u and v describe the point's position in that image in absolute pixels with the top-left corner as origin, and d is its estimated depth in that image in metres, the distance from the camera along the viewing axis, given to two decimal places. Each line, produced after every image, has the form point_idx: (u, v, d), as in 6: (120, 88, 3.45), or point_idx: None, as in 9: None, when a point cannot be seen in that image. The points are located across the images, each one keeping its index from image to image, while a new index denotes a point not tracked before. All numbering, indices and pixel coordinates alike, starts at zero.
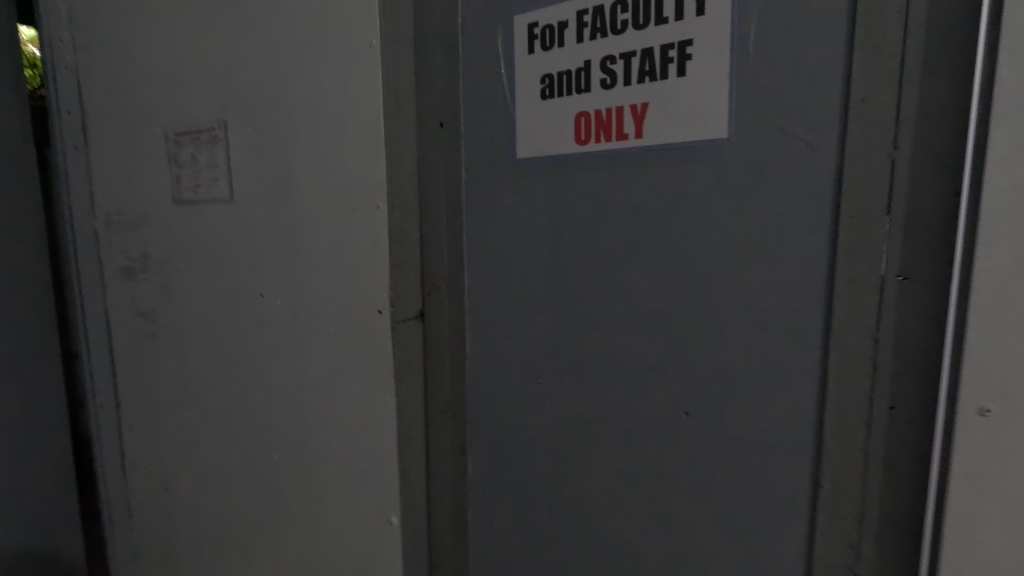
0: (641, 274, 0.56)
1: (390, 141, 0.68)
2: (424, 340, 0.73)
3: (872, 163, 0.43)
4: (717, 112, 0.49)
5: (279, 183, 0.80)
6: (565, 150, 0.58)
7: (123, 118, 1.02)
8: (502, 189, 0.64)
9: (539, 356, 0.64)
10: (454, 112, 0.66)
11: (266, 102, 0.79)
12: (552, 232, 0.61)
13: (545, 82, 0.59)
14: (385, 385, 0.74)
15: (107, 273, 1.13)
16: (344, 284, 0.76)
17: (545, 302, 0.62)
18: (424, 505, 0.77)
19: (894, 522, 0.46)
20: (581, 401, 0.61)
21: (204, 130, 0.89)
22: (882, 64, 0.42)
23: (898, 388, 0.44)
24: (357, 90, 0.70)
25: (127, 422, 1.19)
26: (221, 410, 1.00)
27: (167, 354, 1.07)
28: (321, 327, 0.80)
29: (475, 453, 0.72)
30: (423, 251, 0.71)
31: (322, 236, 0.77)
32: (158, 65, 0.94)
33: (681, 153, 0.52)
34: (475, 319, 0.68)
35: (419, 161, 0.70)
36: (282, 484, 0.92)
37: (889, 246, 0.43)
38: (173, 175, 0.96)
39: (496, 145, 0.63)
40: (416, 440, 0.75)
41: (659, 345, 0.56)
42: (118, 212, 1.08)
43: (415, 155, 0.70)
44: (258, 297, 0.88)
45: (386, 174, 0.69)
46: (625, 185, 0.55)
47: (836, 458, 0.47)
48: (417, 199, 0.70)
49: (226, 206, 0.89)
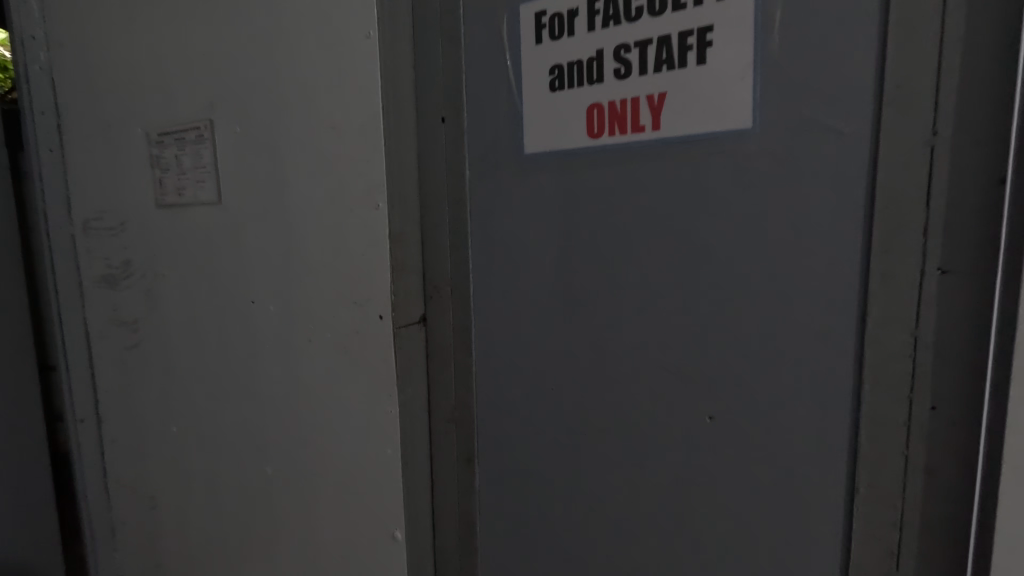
0: (659, 272, 0.53)
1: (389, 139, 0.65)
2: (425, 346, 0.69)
3: (910, 151, 0.41)
4: (740, 102, 0.47)
5: (270, 184, 0.76)
6: (577, 143, 0.55)
7: (101, 119, 0.97)
8: (510, 186, 0.60)
9: (550, 360, 0.61)
10: (456, 106, 0.63)
11: (255, 99, 0.76)
12: (562, 230, 0.58)
13: (554, 74, 0.56)
14: (387, 393, 0.71)
15: (86, 282, 1.08)
16: (342, 289, 0.72)
17: (556, 304, 0.59)
18: (428, 520, 0.73)
19: (937, 528, 0.44)
20: (597, 407, 0.58)
21: (188, 130, 0.84)
22: (919, 47, 0.40)
23: (940, 388, 0.42)
24: (355, 85, 0.66)
25: (108, 438, 1.13)
26: (210, 423, 0.95)
27: (151, 365, 1.02)
28: (317, 334, 0.76)
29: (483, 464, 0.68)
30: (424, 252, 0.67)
31: (316, 239, 0.73)
32: (138, 62, 0.89)
33: (702, 145, 0.49)
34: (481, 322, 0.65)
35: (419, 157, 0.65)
36: (277, 499, 0.87)
37: (929, 238, 0.41)
38: (156, 178, 0.91)
39: (502, 140, 0.60)
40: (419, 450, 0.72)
41: (678, 346, 0.53)
42: (97, 217, 1.03)
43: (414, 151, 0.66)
44: (248, 304, 0.84)
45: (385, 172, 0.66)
46: (641, 180, 0.53)
47: (874, 461, 0.45)
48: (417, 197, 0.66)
49: (214, 209, 0.84)
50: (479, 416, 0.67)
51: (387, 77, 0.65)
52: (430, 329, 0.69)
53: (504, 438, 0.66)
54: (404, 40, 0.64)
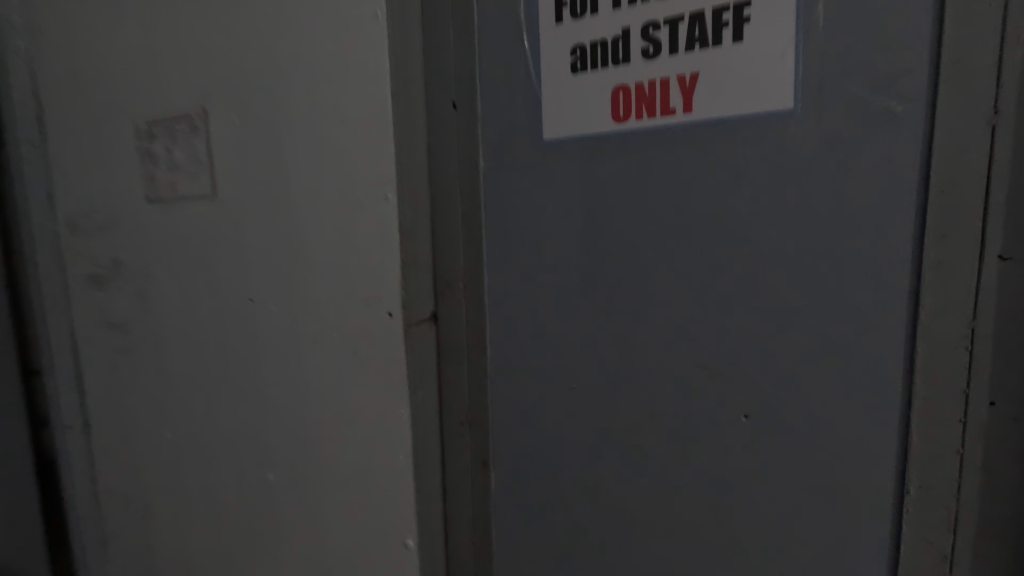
0: (690, 263, 0.50)
1: (398, 127, 0.62)
2: (437, 344, 0.67)
3: (969, 131, 0.39)
4: (780, 81, 0.44)
5: (270, 176, 0.72)
6: (601, 128, 0.52)
7: (85, 110, 0.92)
8: (527, 175, 0.57)
9: (572, 358, 0.58)
10: (468, 90, 0.59)
11: (252, 86, 0.72)
12: (585, 219, 0.55)
13: (576, 54, 0.53)
14: (398, 395, 0.68)
15: (73, 283, 1.03)
16: (348, 287, 0.69)
17: (578, 298, 0.56)
18: (441, 526, 0.70)
19: (995, 529, 0.42)
20: (624, 406, 0.56)
21: (181, 121, 0.80)
22: (979, 21, 0.38)
23: (999, 381, 0.40)
24: (361, 70, 0.63)
25: (99, 444, 1.09)
26: (207, 427, 0.91)
27: (143, 368, 0.98)
28: (322, 334, 0.73)
29: (498, 467, 0.65)
30: (435, 246, 0.64)
31: (320, 234, 0.70)
32: (126, 50, 0.85)
33: (737, 128, 0.46)
34: (497, 320, 0.62)
35: (429, 146, 0.62)
36: (281, 507, 0.84)
37: (989, 223, 0.39)
38: (146, 172, 0.87)
39: (519, 126, 0.57)
40: (432, 454, 0.68)
41: (711, 341, 0.50)
42: (83, 214, 0.98)
43: (424, 140, 0.63)
44: (247, 302, 0.80)
45: (394, 161, 0.62)
46: (673, 166, 0.50)
47: (926, 460, 0.43)
48: (427, 188, 0.63)
49: (208, 203, 0.80)
50: (495, 418, 0.64)
51: (396, 61, 0.61)
52: (442, 327, 0.66)
53: (522, 441, 0.62)
54: (413, 21, 0.61)
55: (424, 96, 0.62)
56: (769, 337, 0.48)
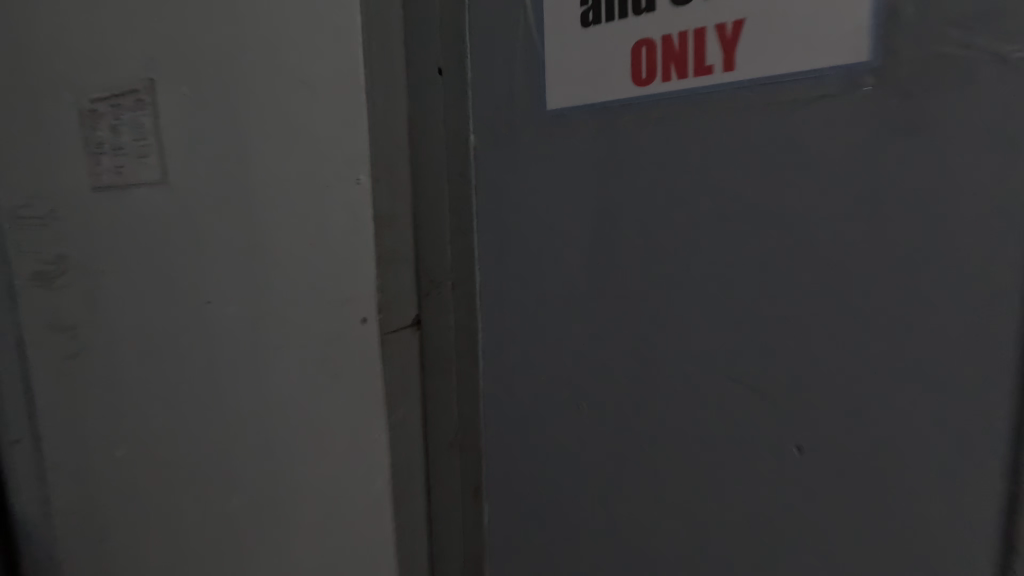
0: (733, 259, 0.39)
1: (371, 94, 0.51)
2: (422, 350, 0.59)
3: None
4: (853, 26, 0.32)
5: (225, 158, 0.62)
6: (618, 95, 0.42)
7: (23, 85, 0.81)
8: (527, 151, 0.48)
9: (581, 371, 0.48)
10: (457, 57, 0.51)
11: (203, 51, 0.61)
12: (593, 209, 0.45)
13: (587, 4, 0.42)
14: (374, 416, 0.57)
15: (18, 280, 0.92)
16: (316, 287, 0.58)
17: (584, 303, 0.47)
18: (427, 561, 0.61)
19: None
20: (641, 436, 0.45)
21: (126, 95, 0.70)
22: None
23: None
24: (325, 28, 0.52)
25: (49, 460, 0.98)
26: (163, 444, 0.81)
27: (93, 376, 0.87)
28: (286, 341, 0.62)
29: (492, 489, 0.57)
30: (418, 238, 0.55)
31: (282, 224, 0.59)
32: (68, 15, 0.74)
33: (794, 91, 0.35)
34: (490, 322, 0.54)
35: (412, 120, 0.53)
36: (243, 536, 0.74)
37: None
38: (89, 154, 0.76)
39: (518, 91, 0.47)
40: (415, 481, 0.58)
41: (759, 361, 0.38)
42: (25, 204, 0.87)
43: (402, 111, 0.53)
44: (203, 304, 0.69)
45: (366, 138, 0.52)
46: (710, 137, 0.38)
47: None
48: (409, 170, 0.54)
49: (159, 190, 0.70)
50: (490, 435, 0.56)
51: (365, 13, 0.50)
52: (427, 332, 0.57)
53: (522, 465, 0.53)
54: None
55: (407, 62, 0.53)
56: (845, 364, 0.35)
